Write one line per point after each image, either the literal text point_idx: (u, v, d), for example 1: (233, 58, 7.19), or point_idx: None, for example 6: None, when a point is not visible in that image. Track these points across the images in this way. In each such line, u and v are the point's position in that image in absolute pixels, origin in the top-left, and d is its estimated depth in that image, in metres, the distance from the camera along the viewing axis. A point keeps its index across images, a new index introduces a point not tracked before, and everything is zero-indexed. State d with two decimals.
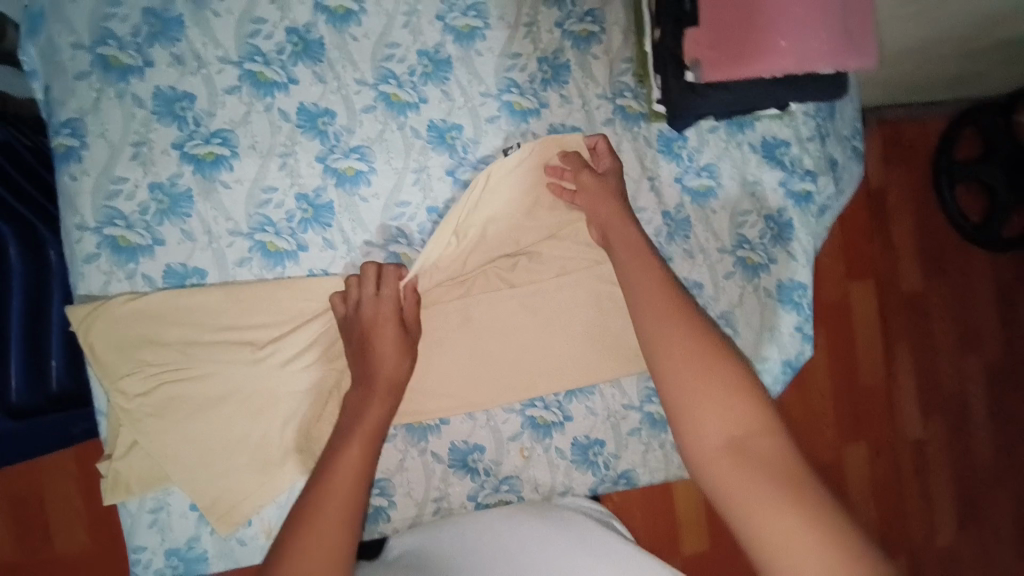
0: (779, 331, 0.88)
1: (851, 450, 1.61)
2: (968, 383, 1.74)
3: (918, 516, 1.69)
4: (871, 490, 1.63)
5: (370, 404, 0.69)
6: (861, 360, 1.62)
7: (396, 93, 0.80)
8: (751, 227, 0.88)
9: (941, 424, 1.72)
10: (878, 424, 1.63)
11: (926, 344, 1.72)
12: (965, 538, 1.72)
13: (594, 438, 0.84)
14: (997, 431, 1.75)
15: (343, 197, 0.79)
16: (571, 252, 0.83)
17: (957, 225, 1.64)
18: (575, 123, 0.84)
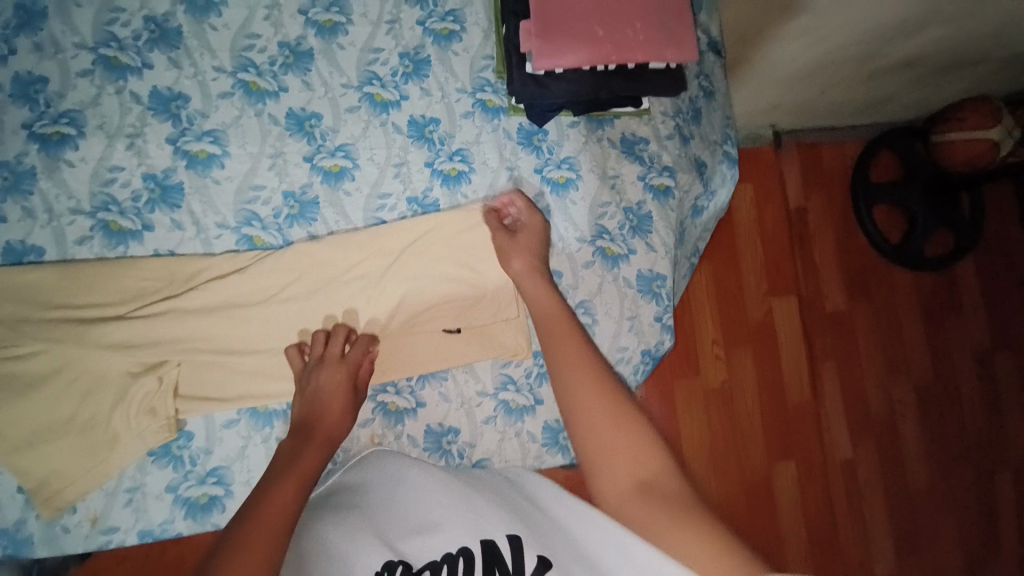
0: (638, 319, 0.92)
1: (779, 469, 1.55)
2: (899, 404, 1.69)
3: (854, 541, 1.61)
4: (803, 512, 1.56)
5: (314, 416, 0.72)
6: (788, 378, 1.59)
7: (256, 81, 0.82)
8: (610, 218, 0.91)
9: (873, 444, 1.66)
10: (805, 443, 1.58)
11: (854, 362, 1.67)
12: (907, 566, 1.63)
13: (447, 426, 0.84)
14: (932, 453, 1.69)
15: (193, 179, 0.79)
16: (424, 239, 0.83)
17: (878, 246, 1.65)
18: (435, 115, 0.87)
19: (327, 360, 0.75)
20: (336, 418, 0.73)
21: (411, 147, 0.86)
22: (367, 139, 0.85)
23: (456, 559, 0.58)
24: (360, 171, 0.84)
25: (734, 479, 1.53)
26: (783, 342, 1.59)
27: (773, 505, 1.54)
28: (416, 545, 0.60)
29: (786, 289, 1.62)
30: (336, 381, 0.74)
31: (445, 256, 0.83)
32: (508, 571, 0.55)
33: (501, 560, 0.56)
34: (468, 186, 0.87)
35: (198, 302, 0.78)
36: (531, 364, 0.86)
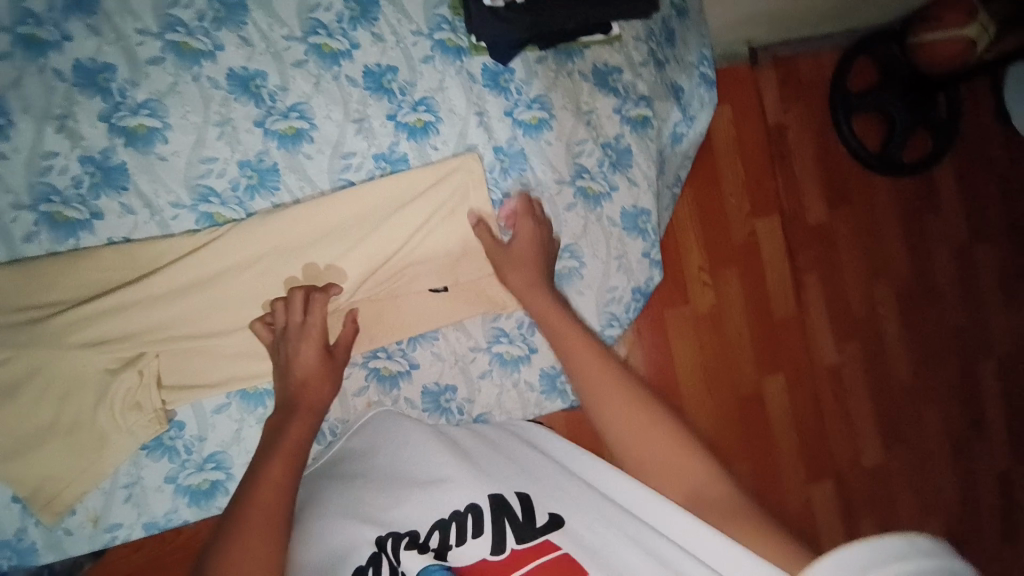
0: (626, 257, 0.90)
1: (769, 385, 1.60)
2: (882, 310, 1.73)
3: (842, 442, 1.69)
4: (793, 423, 1.63)
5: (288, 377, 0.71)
6: (773, 297, 1.61)
7: (187, 41, 0.74)
8: (588, 155, 0.88)
9: (858, 351, 1.71)
10: (793, 357, 1.63)
11: (837, 273, 1.69)
12: (893, 460, 1.73)
13: (444, 385, 0.83)
14: (913, 353, 1.76)
15: (136, 157, 0.73)
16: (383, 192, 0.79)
17: (856, 156, 1.64)
18: (390, 62, 0.80)
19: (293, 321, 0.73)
20: (316, 381, 0.71)
21: (369, 100, 0.80)
22: (321, 95, 0.78)
23: (464, 517, 0.57)
24: (318, 132, 0.79)
25: (727, 397, 1.57)
26: (767, 262, 1.60)
27: (763, 418, 1.60)
28: (410, 508, 0.60)
29: (768, 209, 1.61)
30: (306, 340, 0.72)
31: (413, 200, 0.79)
32: (516, 520, 0.55)
33: (510, 510, 0.56)
34: (436, 137, 0.82)
35: (162, 289, 0.73)
36: (521, 315, 0.85)
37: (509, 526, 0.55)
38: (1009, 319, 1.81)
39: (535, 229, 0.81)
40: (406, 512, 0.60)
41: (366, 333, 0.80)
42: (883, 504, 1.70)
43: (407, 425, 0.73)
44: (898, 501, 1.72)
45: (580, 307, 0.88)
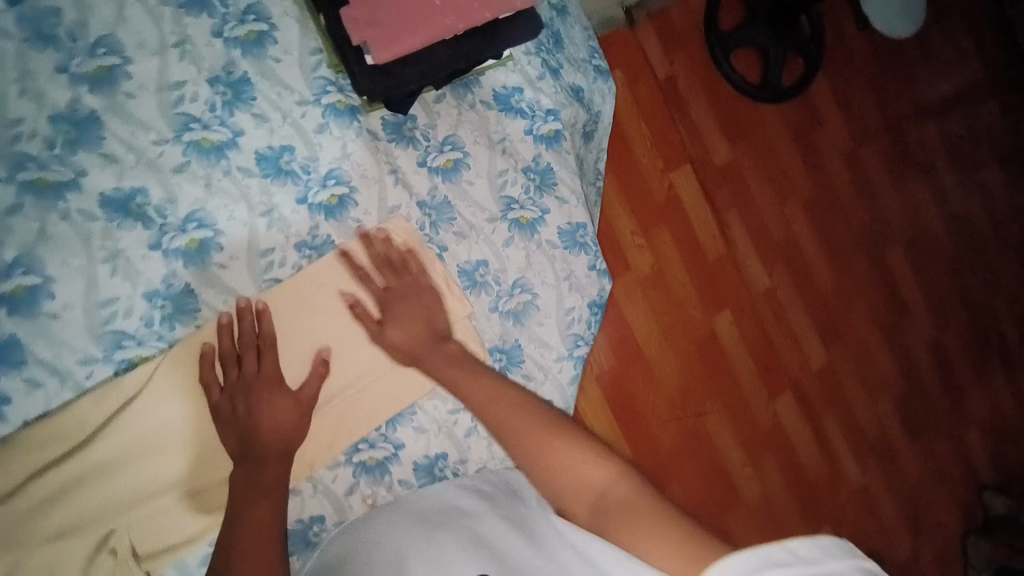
0: (574, 276, 0.89)
1: (719, 321, 1.70)
2: (796, 227, 1.86)
3: (790, 350, 1.83)
4: (746, 348, 1.74)
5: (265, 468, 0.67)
6: (703, 237, 1.70)
7: (42, 176, 0.66)
8: (512, 185, 0.86)
9: (784, 268, 1.84)
10: (732, 290, 1.73)
11: (752, 206, 1.80)
12: (835, 354, 1.90)
13: (435, 455, 0.81)
14: (829, 254, 1.91)
15: (27, 324, 0.65)
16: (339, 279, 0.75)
17: (744, 91, 1.74)
18: (284, 141, 0.75)
19: (251, 407, 0.68)
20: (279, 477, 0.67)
21: (272, 187, 0.74)
22: (216, 196, 0.71)
23: None
24: (225, 237, 0.72)
25: (685, 346, 1.65)
26: (691, 210, 1.68)
27: (721, 352, 1.70)
28: None
29: (680, 159, 1.68)
30: (268, 466, 0.67)
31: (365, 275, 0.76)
32: None
33: None
34: (355, 209, 0.78)
35: (107, 453, 0.66)
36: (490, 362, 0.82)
37: None
38: (901, 200, 2.01)
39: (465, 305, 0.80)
40: None
41: (341, 430, 0.75)
42: (835, 396, 1.87)
43: (390, 518, 0.70)
44: (847, 388, 1.90)
45: (544, 338, 0.86)
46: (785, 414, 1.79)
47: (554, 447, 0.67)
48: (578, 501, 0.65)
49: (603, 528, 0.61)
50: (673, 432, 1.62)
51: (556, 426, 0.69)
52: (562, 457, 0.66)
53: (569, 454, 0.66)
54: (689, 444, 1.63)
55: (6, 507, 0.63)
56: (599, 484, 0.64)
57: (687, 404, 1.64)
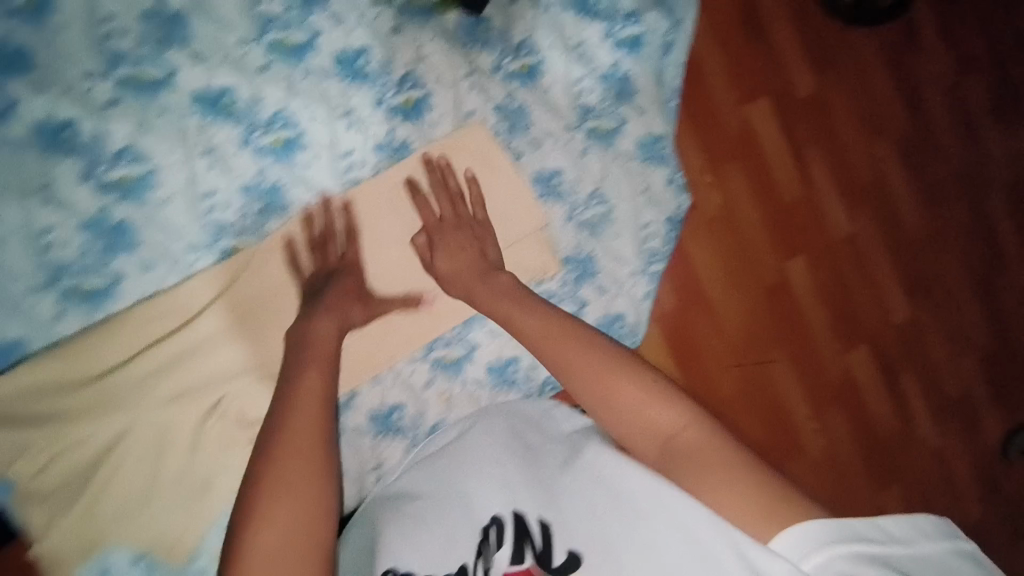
0: (652, 189, 0.87)
1: (792, 265, 1.52)
2: (882, 166, 1.65)
3: (869, 301, 1.63)
4: (820, 298, 1.56)
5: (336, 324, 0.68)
6: (778, 175, 1.52)
7: (137, 73, 0.69)
8: (589, 93, 0.83)
9: (868, 213, 1.62)
10: (808, 233, 1.55)
11: (836, 141, 1.59)
12: (920, 308, 1.68)
13: (507, 358, 0.82)
14: (921, 196, 1.68)
15: (138, 211, 0.70)
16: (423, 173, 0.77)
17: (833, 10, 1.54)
18: (361, 42, 0.75)
19: (332, 304, 0.71)
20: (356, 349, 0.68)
21: (350, 90, 0.75)
22: (298, 97, 0.73)
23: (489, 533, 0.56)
24: (309, 135, 0.74)
25: (753, 288, 1.48)
26: (767, 144, 1.50)
27: (791, 299, 1.53)
28: (404, 547, 0.58)
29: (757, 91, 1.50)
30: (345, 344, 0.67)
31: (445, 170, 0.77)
32: (537, 549, 0.53)
33: (529, 535, 0.54)
34: (431, 112, 0.78)
35: (209, 333, 0.72)
36: (563, 272, 0.83)
37: (528, 550, 0.53)
38: (1006, 137, 1.77)
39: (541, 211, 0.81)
40: (398, 552, 0.58)
41: (422, 327, 0.78)
42: (916, 352, 1.67)
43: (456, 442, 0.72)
44: (928, 347, 1.69)
45: (619, 252, 0.85)
46: (860, 370, 1.60)
47: (609, 382, 0.57)
48: (647, 443, 0.54)
49: (677, 475, 0.50)
50: (734, 379, 1.46)
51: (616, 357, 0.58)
52: (624, 391, 0.55)
53: (631, 389, 0.55)
54: (751, 392, 1.48)
55: (124, 371, 0.69)
56: (671, 427, 0.52)
57: (753, 349, 1.48)
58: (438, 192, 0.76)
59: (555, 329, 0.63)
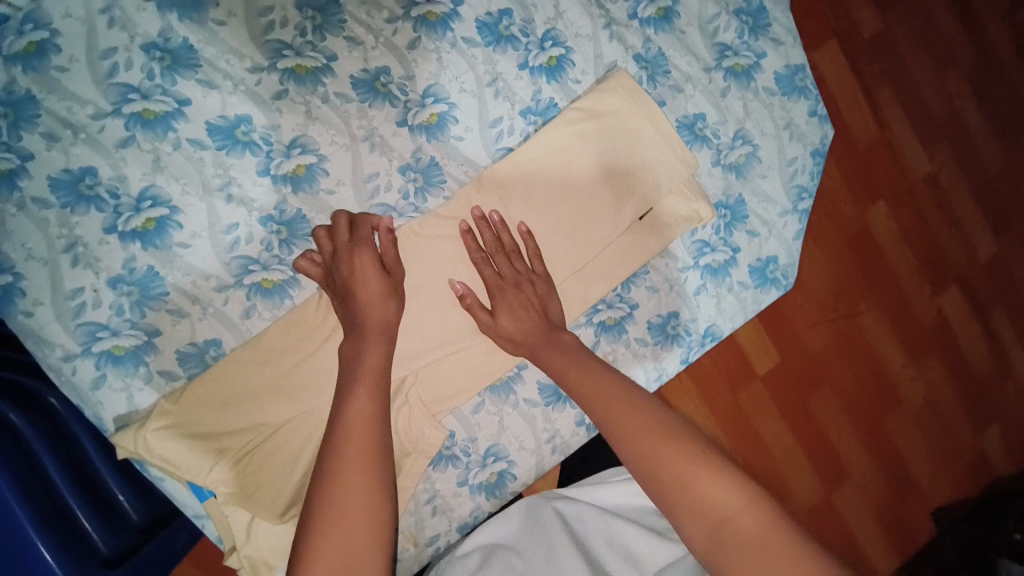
0: (795, 123, 0.83)
1: (873, 212, 1.24)
2: (952, 89, 1.34)
3: (955, 243, 1.33)
4: (909, 247, 1.27)
5: (510, 316, 0.70)
6: (848, 116, 1.25)
7: (299, 63, 0.70)
8: (725, 30, 0.80)
9: (945, 147, 1.33)
10: (887, 173, 1.26)
11: (906, 76, 1.30)
12: (1006, 248, 1.37)
13: (667, 313, 0.80)
14: (996, 128, 1.38)
15: (308, 200, 0.70)
16: (564, 140, 0.75)
17: None
18: (501, 5, 0.75)
19: (508, 282, 0.71)
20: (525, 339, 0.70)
21: (495, 55, 0.75)
22: (447, 70, 0.74)
23: None
24: (459, 109, 0.74)
25: (834, 243, 1.21)
26: (838, 92, 1.23)
27: (878, 254, 1.24)
28: None
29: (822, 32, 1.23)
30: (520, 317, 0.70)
31: (581, 135, 0.75)
32: None
33: None
34: (574, 70, 0.77)
35: None
36: (716, 220, 0.80)
37: None
38: None
39: (692, 156, 0.78)
40: None
41: (583, 292, 0.76)
42: (1009, 294, 1.37)
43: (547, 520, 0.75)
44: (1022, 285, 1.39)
45: (768, 192, 0.82)
46: (954, 316, 1.31)
47: (666, 458, 0.54)
48: (694, 525, 0.50)
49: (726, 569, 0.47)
50: (826, 341, 1.20)
51: (669, 430, 0.56)
52: (671, 461, 0.53)
53: (682, 465, 0.53)
54: (846, 351, 1.21)
55: (316, 359, 0.70)
56: (727, 510, 0.50)
57: (844, 300, 1.21)
58: (493, 251, 0.71)
59: (608, 395, 0.61)
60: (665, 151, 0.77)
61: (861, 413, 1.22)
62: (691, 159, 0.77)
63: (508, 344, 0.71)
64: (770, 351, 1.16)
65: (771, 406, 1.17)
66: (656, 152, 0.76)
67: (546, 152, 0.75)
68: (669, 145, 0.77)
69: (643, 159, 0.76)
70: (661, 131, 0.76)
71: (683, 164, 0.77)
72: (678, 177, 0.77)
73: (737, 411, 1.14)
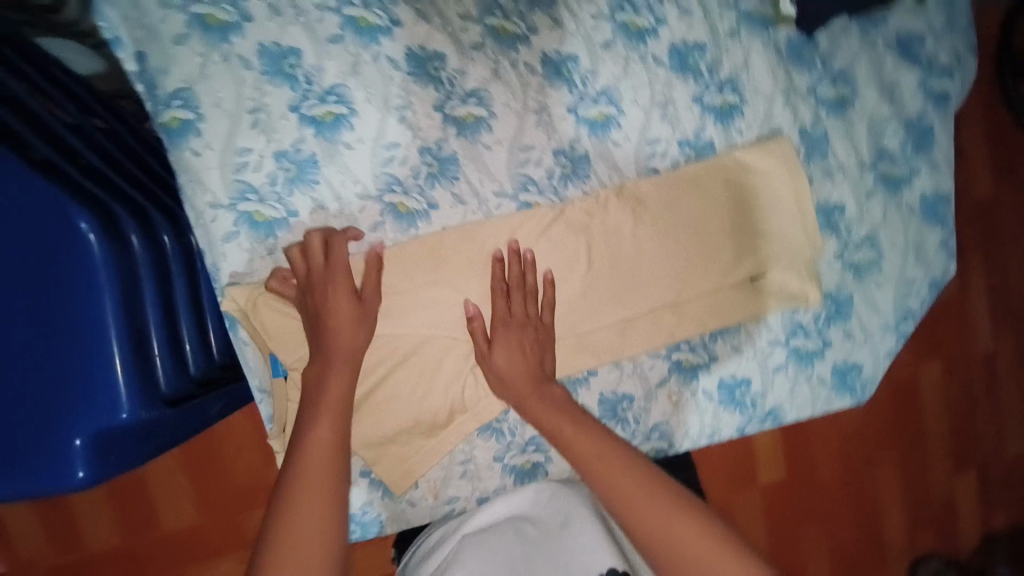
0: (925, 247, 0.84)
1: (921, 370, 1.20)
2: None
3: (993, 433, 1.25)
4: (945, 418, 1.22)
5: (510, 355, 0.72)
6: None
7: (504, 25, 0.74)
8: (891, 137, 0.82)
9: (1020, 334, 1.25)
10: (950, 339, 1.22)
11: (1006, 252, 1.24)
12: None
13: (740, 378, 0.81)
14: None
15: (466, 147, 0.74)
16: (682, 195, 0.77)
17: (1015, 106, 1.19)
18: (698, 39, 0.78)
19: (522, 320, 0.72)
20: (513, 379, 0.71)
21: (676, 82, 0.78)
22: (629, 78, 0.77)
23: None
24: (626, 117, 0.77)
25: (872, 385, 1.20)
26: None
27: (911, 413, 1.21)
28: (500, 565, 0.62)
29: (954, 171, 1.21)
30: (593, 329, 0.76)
31: (703, 197, 0.77)
32: None
33: None
34: (742, 120, 0.79)
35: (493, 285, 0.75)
36: (820, 308, 0.81)
37: None
38: None
39: (823, 240, 0.80)
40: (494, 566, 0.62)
41: (670, 328, 0.78)
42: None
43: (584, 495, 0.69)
44: None
45: (877, 301, 0.83)
46: (963, 503, 1.25)
47: (670, 524, 0.59)
48: None
49: None
50: (835, 470, 1.19)
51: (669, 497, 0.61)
52: (678, 532, 0.58)
53: (686, 532, 0.58)
54: (851, 488, 1.20)
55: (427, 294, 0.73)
56: None
57: (864, 442, 1.20)
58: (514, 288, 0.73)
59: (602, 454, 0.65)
60: (794, 229, 0.79)
61: (839, 553, 1.21)
62: (817, 242, 0.79)
63: (495, 381, 0.73)
64: (778, 462, 1.17)
65: (759, 512, 1.18)
66: (786, 228, 0.79)
67: (664, 200, 0.77)
68: (798, 227, 0.79)
69: (774, 228, 0.79)
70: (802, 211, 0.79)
71: (804, 245, 0.79)
72: (802, 256, 0.79)
73: (725, 503, 1.16)
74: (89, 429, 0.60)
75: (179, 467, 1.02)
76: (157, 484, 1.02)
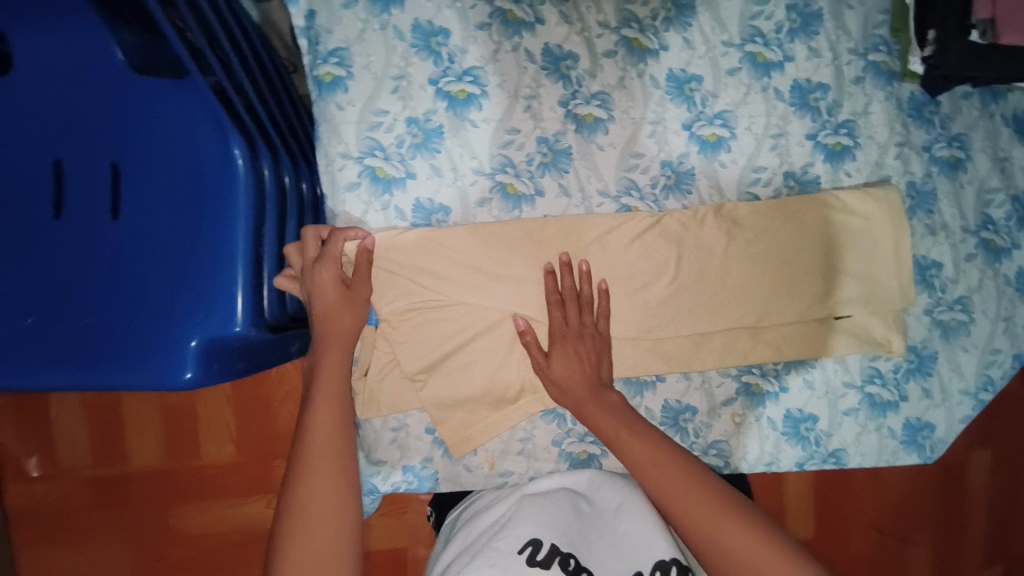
0: (1015, 321, 0.83)
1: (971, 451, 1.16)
2: None
3: None
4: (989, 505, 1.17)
5: (563, 365, 0.73)
6: None
7: (638, 38, 0.78)
8: (997, 206, 0.82)
9: None
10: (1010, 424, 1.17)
11: None
12: None
13: (807, 413, 0.81)
14: None
15: (581, 144, 0.78)
16: (776, 221, 0.78)
17: None
18: (821, 80, 0.80)
19: (586, 329, 0.74)
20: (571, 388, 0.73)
21: (793, 116, 0.80)
22: (747, 105, 0.80)
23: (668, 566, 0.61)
24: (737, 142, 0.80)
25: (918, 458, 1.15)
26: None
27: (954, 493, 1.16)
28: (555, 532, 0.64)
29: None
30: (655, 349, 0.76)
31: (802, 226, 0.79)
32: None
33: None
34: (851, 164, 0.81)
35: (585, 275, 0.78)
36: (900, 359, 0.81)
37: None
38: None
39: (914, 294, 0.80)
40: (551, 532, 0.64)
41: (744, 350, 0.79)
42: None
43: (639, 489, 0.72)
44: None
45: (958, 365, 0.82)
46: None
47: (734, 533, 0.60)
48: None
49: None
50: (865, 539, 1.16)
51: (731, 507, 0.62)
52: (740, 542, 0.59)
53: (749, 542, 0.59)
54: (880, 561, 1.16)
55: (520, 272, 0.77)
56: None
57: (903, 516, 1.15)
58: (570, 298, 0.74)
59: (660, 460, 0.65)
60: (887, 275, 0.80)
61: None
62: (908, 293, 0.79)
63: (555, 391, 0.74)
64: (810, 518, 1.14)
65: None
66: (880, 272, 0.80)
67: (761, 223, 0.78)
68: (893, 274, 0.79)
69: (864, 271, 0.80)
70: (899, 259, 0.79)
71: (898, 294, 0.79)
72: (890, 305, 0.80)
73: None
74: (205, 333, 0.64)
75: (227, 400, 1.05)
76: (205, 415, 1.05)
